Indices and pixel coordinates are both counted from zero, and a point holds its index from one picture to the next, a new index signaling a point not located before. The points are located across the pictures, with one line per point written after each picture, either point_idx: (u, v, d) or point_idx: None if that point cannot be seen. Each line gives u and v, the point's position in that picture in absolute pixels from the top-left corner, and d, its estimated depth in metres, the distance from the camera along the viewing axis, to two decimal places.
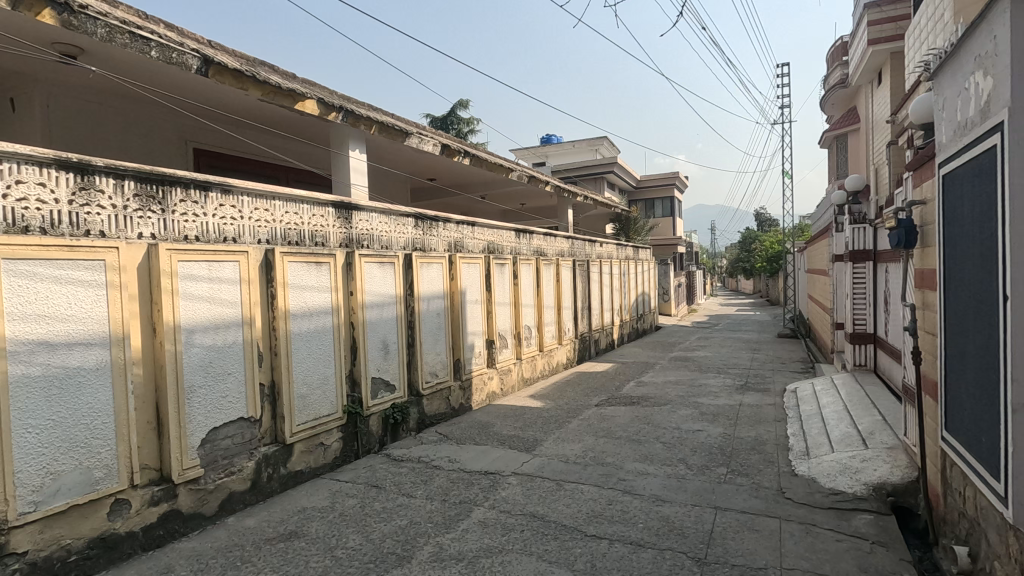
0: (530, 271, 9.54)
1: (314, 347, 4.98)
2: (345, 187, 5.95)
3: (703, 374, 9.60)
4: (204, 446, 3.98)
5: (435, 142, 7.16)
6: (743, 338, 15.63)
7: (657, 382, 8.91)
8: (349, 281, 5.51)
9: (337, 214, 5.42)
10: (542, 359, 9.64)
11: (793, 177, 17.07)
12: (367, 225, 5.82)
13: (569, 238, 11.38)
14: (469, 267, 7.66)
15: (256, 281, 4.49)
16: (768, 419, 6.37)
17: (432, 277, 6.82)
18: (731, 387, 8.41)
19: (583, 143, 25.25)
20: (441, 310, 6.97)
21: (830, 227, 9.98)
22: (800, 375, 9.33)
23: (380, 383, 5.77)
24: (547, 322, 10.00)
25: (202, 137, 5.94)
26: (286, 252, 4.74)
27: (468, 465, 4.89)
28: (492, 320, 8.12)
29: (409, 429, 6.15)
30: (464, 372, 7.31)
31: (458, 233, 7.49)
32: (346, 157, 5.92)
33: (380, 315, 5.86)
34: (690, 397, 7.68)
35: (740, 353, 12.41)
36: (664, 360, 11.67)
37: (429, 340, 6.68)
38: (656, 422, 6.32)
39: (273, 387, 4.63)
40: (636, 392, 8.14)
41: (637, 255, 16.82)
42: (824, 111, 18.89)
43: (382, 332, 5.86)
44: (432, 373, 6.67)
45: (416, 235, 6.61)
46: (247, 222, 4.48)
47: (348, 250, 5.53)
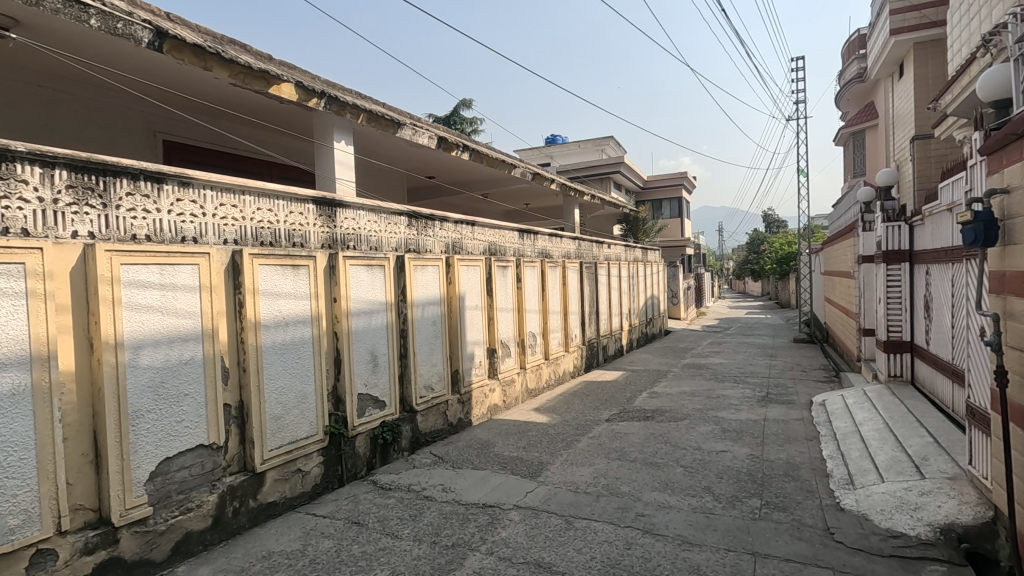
0: (535, 274, 8.95)
1: (289, 361, 4.41)
2: (330, 182, 5.38)
3: (719, 384, 8.97)
4: (154, 480, 3.42)
5: (431, 134, 6.60)
6: (758, 343, 14.96)
7: (671, 393, 8.27)
8: (333, 286, 4.95)
9: (319, 211, 4.86)
10: (547, 367, 9.05)
11: (808, 175, 16.41)
12: (354, 223, 5.26)
13: (576, 239, 10.79)
14: (468, 270, 7.07)
15: (220, 288, 3.92)
16: (799, 438, 5.74)
17: (428, 281, 6.24)
18: (752, 399, 7.77)
19: (589, 143, 24.68)
20: (438, 317, 6.38)
21: (855, 226, 9.34)
22: (825, 385, 8.68)
23: (367, 399, 5.19)
24: (553, 328, 9.40)
25: (173, 128, 5.40)
26: (257, 254, 4.17)
27: (464, 496, 4.30)
28: (494, 327, 7.54)
29: (402, 449, 5.57)
30: (463, 384, 6.72)
31: (456, 233, 6.91)
32: (329, 148, 5.35)
33: (369, 323, 5.28)
34: (709, 411, 7.05)
35: (757, 360, 11.77)
36: (676, 367, 11.04)
37: (424, 350, 6.10)
38: (674, 441, 5.70)
39: (241, 408, 4.06)
40: (650, 404, 7.53)
41: (646, 257, 16.20)
42: (840, 107, 18.20)
43: (370, 343, 5.29)
44: (427, 387, 6.08)
45: (409, 235, 6.04)
46: (211, 220, 3.93)
47: (331, 251, 4.96)
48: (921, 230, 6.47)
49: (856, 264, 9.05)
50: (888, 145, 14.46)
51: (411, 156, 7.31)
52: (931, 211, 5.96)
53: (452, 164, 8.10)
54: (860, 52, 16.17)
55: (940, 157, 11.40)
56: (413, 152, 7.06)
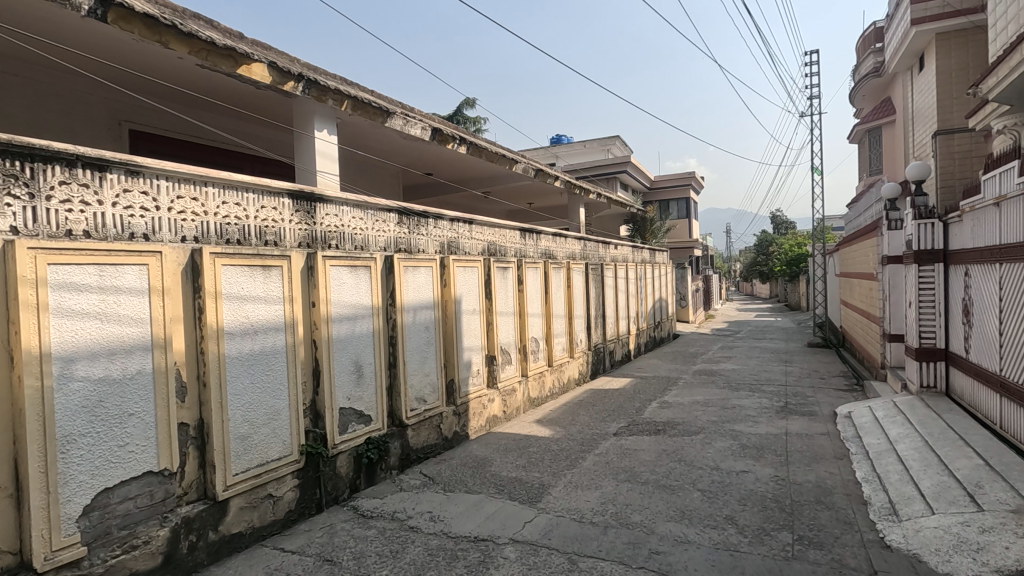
0: (537, 276, 8.45)
1: (258, 373, 3.92)
2: (310, 174, 4.91)
3: (734, 393, 8.43)
4: (90, 515, 2.96)
5: (425, 125, 6.13)
6: (771, 348, 14.39)
7: (683, 403, 7.75)
8: (311, 289, 4.47)
9: (295, 205, 4.39)
10: (551, 374, 8.55)
11: (822, 172, 15.83)
12: (335, 220, 4.78)
13: (581, 239, 10.28)
14: (465, 271, 6.59)
15: (174, 291, 3.44)
16: (827, 456, 5.21)
17: (420, 284, 5.76)
18: (770, 410, 7.23)
19: (594, 143, 24.19)
20: (431, 322, 5.89)
21: (878, 224, 8.79)
22: (847, 394, 8.13)
23: (350, 413, 4.71)
24: (557, 333, 8.90)
25: (141, 117, 4.97)
26: (219, 253, 3.70)
27: (454, 527, 3.82)
28: (493, 333, 7.05)
29: (390, 468, 5.08)
30: (459, 395, 6.23)
31: (452, 232, 6.42)
32: (309, 137, 4.88)
33: (352, 330, 4.80)
34: (726, 424, 6.52)
35: (772, 366, 11.21)
36: (687, 374, 10.49)
37: (416, 359, 5.61)
38: (689, 459, 5.18)
39: (201, 427, 3.58)
40: (660, 416, 7.01)
41: (654, 258, 15.68)
42: (854, 104, 17.63)
43: (354, 351, 4.80)
44: (419, 399, 5.59)
45: (400, 233, 5.56)
46: (165, 214, 3.47)
47: (309, 250, 4.49)
48: (959, 227, 5.94)
49: (880, 264, 8.50)
50: (906, 142, 13.89)
51: (405, 149, 6.83)
52: (972, 206, 5.44)
53: (451, 160, 7.63)
54: (875, 46, 15.61)
55: (964, 153, 10.84)
56: (406, 144, 6.58)
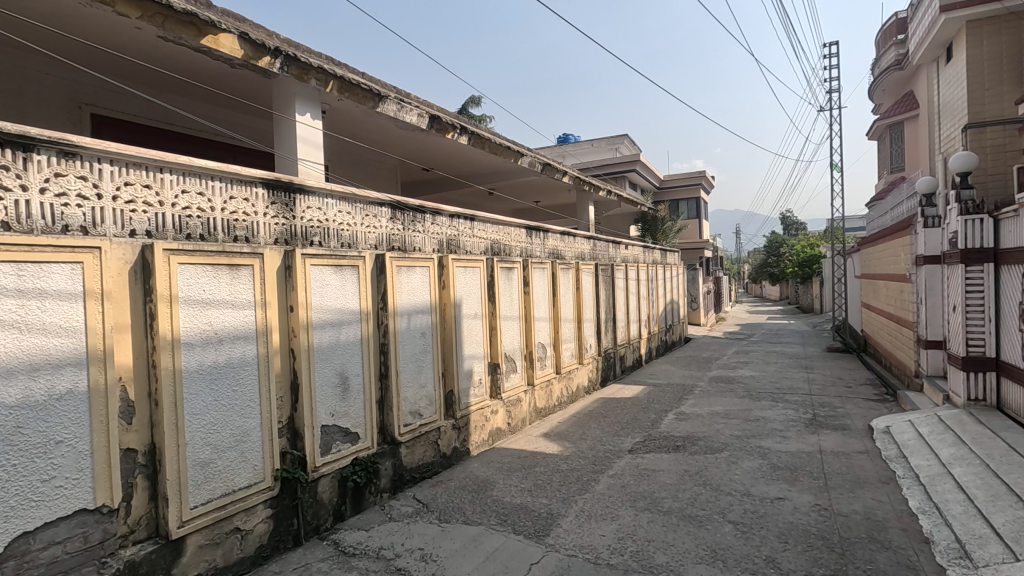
0: (544, 277, 7.91)
1: (223, 388, 3.40)
2: (291, 163, 4.39)
3: (755, 403, 7.84)
4: (2, 567, 2.44)
5: (421, 112, 5.63)
6: (788, 353, 13.77)
7: (702, 415, 7.17)
8: (289, 293, 3.95)
9: (270, 197, 3.88)
10: (559, 383, 8.00)
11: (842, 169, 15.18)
12: (318, 213, 4.27)
13: (591, 238, 9.72)
14: (466, 272, 6.05)
15: (116, 294, 2.92)
16: (871, 480, 4.62)
17: (416, 286, 5.23)
18: (798, 423, 6.63)
19: (602, 142, 23.63)
20: (428, 328, 5.36)
21: (910, 221, 8.18)
22: (880, 405, 7.52)
23: (334, 431, 4.19)
24: (565, 338, 8.35)
25: (103, 100, 4.48)
26: (176, 250, 3.18)
27: (448, 571, 3.28)
28: (497, 339, 6.50)
29: (380, 491, 4.55)
30: (459, 407, 5.69)
31: (452, 229, 5.90)
32: (290, 121, 4.36)
33: (337, 338, 4.27)
34: (750, 439, 5.94)
35: (792, 373, 10.60)
36: (703, 381, 9.91)
37: (410, 369, 5.07)
38: (714, 483, 4.61)
39: (153, 453, 3.07)
40: (678, 430, 6.45)
41: (665, 259, 15.11)
42: (873, 99, 17.01)
43: (339, 361, 4.28)
44: (413, 413, 5.06)
45: (393, 230, 5.04)
46: (109, 204, 2.96)
47: (287, 248, 3.97)
48: (1013, 223, 5.35)
49: (913, 264, 7.89)
50: (932, 138, 13.25)
51: (401, 138, 6.33)
52: None
53: (452, 153, 7.13)
54: (897, 38, 14.96)
55: (998, 147, 10.22)
56: (402, 133, 6.09)
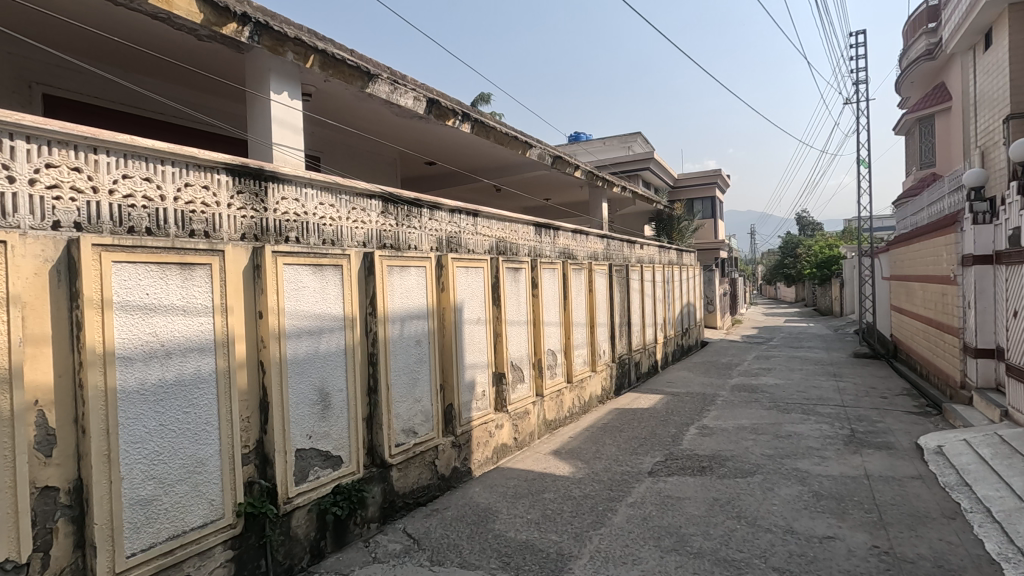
0: (555, 278, 7.34)
1: (171, 411, 2.85)
2: (265, 148, 3.83)
3: (784, 415, 7.19)
4: None
5: (417, 95, 5.11)
6: (812, 358, 13.07)
7: (727, 430, 6.54)
8: (258, 297, 3.41)
9: (234, 185, 3.35)
10: (570, 393, 7.40)
11: (869, 163, 14.34)
12: (293, 205, 3.73)
13: (604, 237, 9.14)
14: (468, 273, 5.48)
15: (28, 299, 2.39)
16: (934, 514, 3.99)
17: (410, 288, 4.67)
18: (836, 440, 5.98)
19: (614, 140, 22.99)
20: (425, 335, 4.81)
21: (954, 217, 7.49)
22: (924, 420, 6.84)
23: (312, 455, 3.65)
24: (577, 344, 7.75)
25: (56, 79, 3.97)
26: (111, 247, 2.65)
27: None
28: (502, 347, 5.94)
29: (366, 521, 4.00)
30: (459, 423, 5.14)
31: (453, 226, 5.36)
32: (264, 100, 3.83)
33: (316, 348, 3.72)
34: (785, 460, 5.32)
35: (820, 381, 9.90)
36: (724, 390, 9.26)
37: (404, 381, 4.52)
38: (750, 516, 4.00)
39: (79, 491, 2.53)
40: (702, 447, 5.84)
41: (680, 259, 14.45)
42: (901, 91, 16.22)
43: (318, 374, 3.73)
44: (407, 432, 4.51)
45: (384, 226, 4.50)
46: (24, 189, 2.43)
47: (256, 245, 3.43)
48: None
49: (959, 264, 7.20)
50: (967, 131, 12.53)
51: (399, 127, 5.84)
52: None
53: (455, 144, 6.63)
54: (928, 26, 14.21)
55: None
56: (399, 120, 5.59)
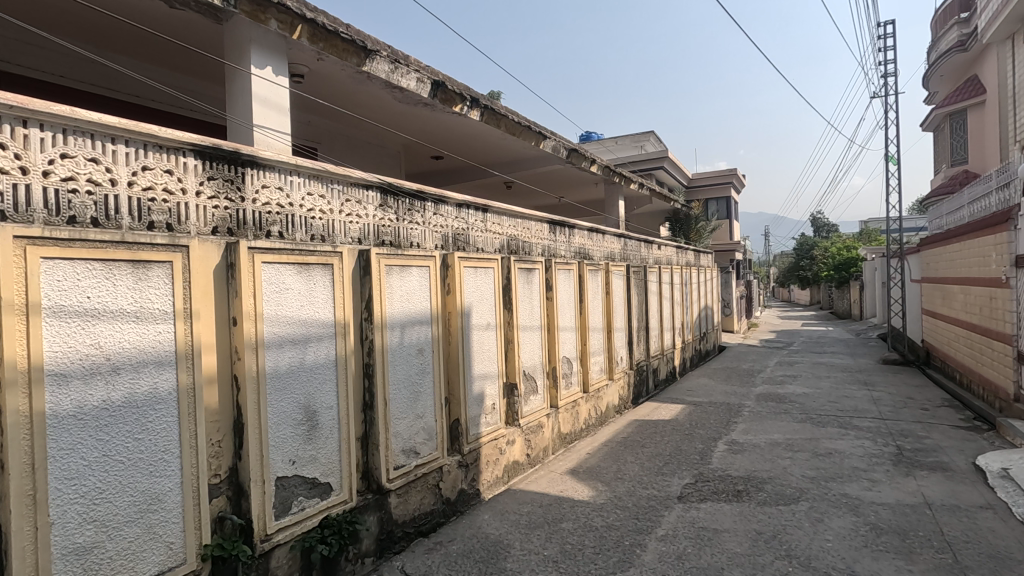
0: (570, 280, 6.81)
1: (118, 438, 2.36)
2: (245, 129, 3.35)
3: (820, 429, 6.60)
4: None
5: (420, 77, 4.64)
6: (839, 365, 12.43)
7: (759, 446, 5.97)
8: (231, 300, 2.92)
9: (204, 170, 2.88)
10: (586, 404, 6.87)
11: (899, 159, 13.63)
12: (275, 195, 3.25)
13: (620, 237, 8.61)
14: (476, 273, 4.98)
15: None
16: (1020, 556, 3.41)
17: (412, 291, 4.17)
18: (884, 460, 5.40)
19: (627, 139, 22.42)
20: (428, 343, 4.30)
21: (1006, 214, 6.89)
22: (977, 436, 6.23)
23: (296, 483, 3.16)
24: (594, 351, 7.22)
25: (14, 54, 3.50)
26: (41, 240, 2.17)
27: None
28: (514, 355, 5.43)
29: (361, 557, 3.51)
30: (467, 440, 4.64)
31: (460, 222, 4.86)
32: (244, 75, 3.35)
33: (301, 360, 3.23)
34: (830, 483, 4.75)
35: (851, 390, 9.28)
36: (750, 400, 8.66)
37: (405, 394, 4.02)
38: (802, 555, 3.45)
39: None
40: (735, 467, 5.28)
41: (698, 261, 13.86)
42: (929, 85, 15.55)
43: (304, 389, 3.24)
44: (408, 452, 4.01)
45: (382, 221, 4.01)
46: None
47: (230, 240, 2.95)
48: None
49: (1013, 265, 6.59)
50: (1005, 125, 11.86)
51: (403, 115, 5.42)
52: None
53: (463, 135, 6.20)
54: (960, 16, 13.55)
55: None
56: (402, 107, 5.18)
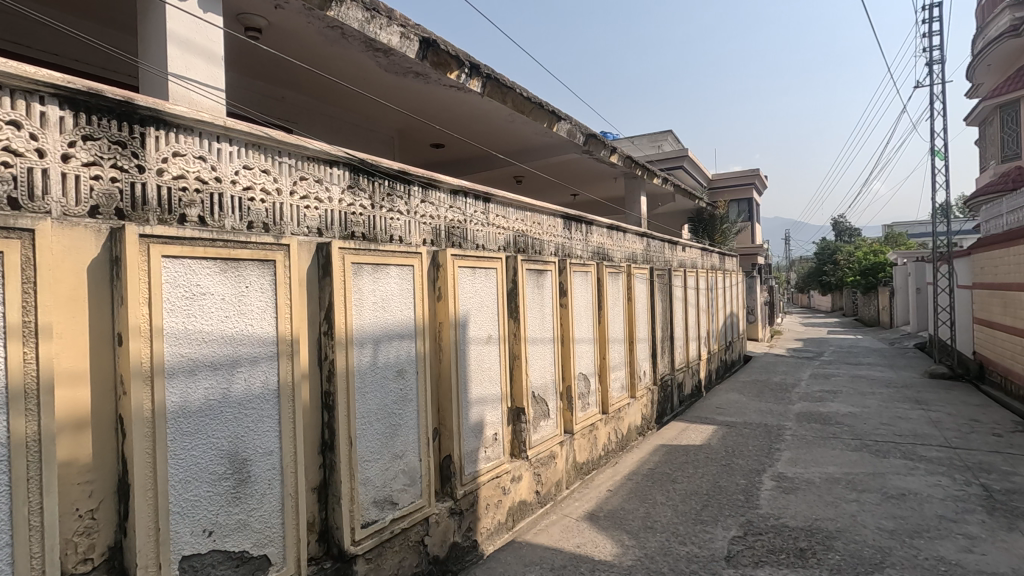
0: (588, 283, 5.90)
1: None
2: (157, 78, 2.49)
3: (881, 462, 5.61)
4: None
5: (403, 32, 3.79)
6: (881, 379, 11.33)
7: (814, 483, 5.00)
8: (116, 310, 2.07)
9: (77, 125, 2.04)
10: (605, 427, 5.95)
11: (947, 154, 12.43)
12: (194, 166, 2.40)
13: (643, 236, 7.67)
14: (475, 276, 4.10)
15: None
16: None
17: (390, 297, 3.29)
18: (974, 507, 4.40)
19: (643, 139, 21.45)
20: (412, 362, 3.43)
21: None
22: None
23: (214, 562, 2.30)
24: (614, 366, 6.30)
25: None
26: None
27: None
28: (521, 373, 4.55)
29: None
30: (461, 480, 3.76)
31: (455, 213, 3.99)
32: (158, 7, 2.51)
33: (225, 392, 2.36)
34: (918, 541, 3.77)
35: (903, 410, 8.24)
36: (790, 421, 7.66)
37: (381, 430, 3.15)
38: None
39: None
40: (792, 512, 4.32)
41: (722, 264, 12.85)
42: (974, 76, 14.43)
43: (229, 431, 2.36)
44: (382, 504, 3.14)
45: (351, 208, 3.15)
46: None
47: (116, 225, 2.10)
48: None
49: None
50: None
51: (391, 88, 4.59)
52: None
53: (464, 116, 5.36)
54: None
55: None
56: (390, 77, 4.36)
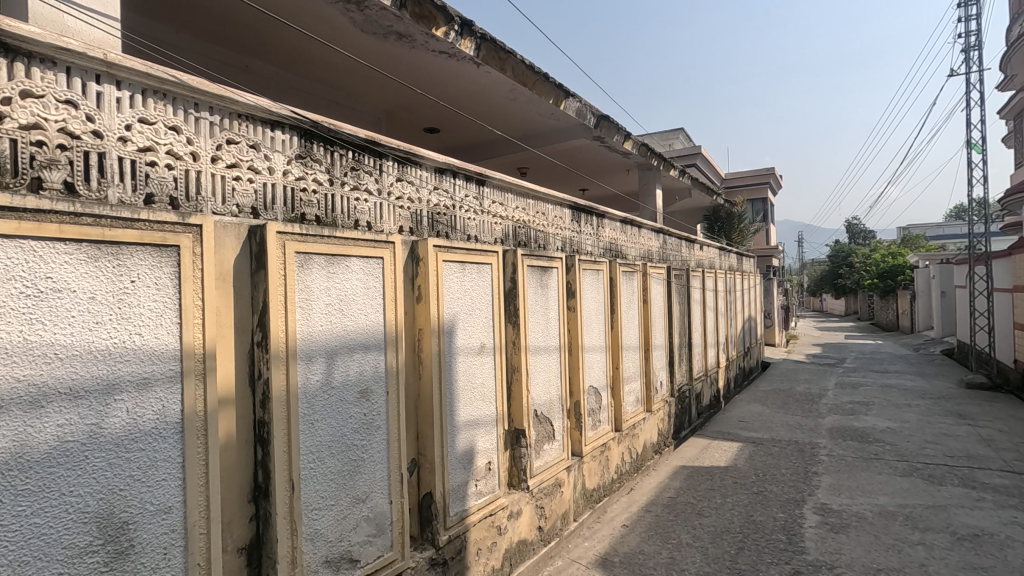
0: (600, 283, 5.19)
1: None
2: None
3: (939, 491, 4.85)
4: None
5: None
6: (914, 389, 10.51)
7: (867, 518, 4.25)
8: None
9: None
10: (618, 447, 5.23)
11: (983, 148, 11.59)
12: (57, 112, 1.70)
13: (659, 232, 6.95)
14: (465, 271, 3.40)
15: None
16: None
17: (352, 297, 2.60)
18: None
19: (654, 137, 20.69)
20: (381, 380, 2.73)
21: None
22: None
23: None
24: (628, 377, 5.58)
25: None
26: None
27: None
28: (522, 389, 3.84)
29: None
30: (447, 523, 3.06)
31: (441, 196, 3.30)
32: None
33: (94, 430, 1.68)
34: None
35: (947, 425, 7.45)
36: (823, 438, 6.89)
37: (337, 467, 2.46)
38: None
39: None
40: (849, 559, 3.57)
41: (740, 266, 12.08)
42: (1008, 68, 13.59)
43: (97, 485, 1.67)
44: (338, 563, 2.44)
45: (299, 181, 2.46)
46: None
47: None
48: None
49: None
50: None
51: (371, 54, 3.92)
52: None
53: (458, 90, 4.67)
54: None
55: None
56: (365, 38, 3.68)
